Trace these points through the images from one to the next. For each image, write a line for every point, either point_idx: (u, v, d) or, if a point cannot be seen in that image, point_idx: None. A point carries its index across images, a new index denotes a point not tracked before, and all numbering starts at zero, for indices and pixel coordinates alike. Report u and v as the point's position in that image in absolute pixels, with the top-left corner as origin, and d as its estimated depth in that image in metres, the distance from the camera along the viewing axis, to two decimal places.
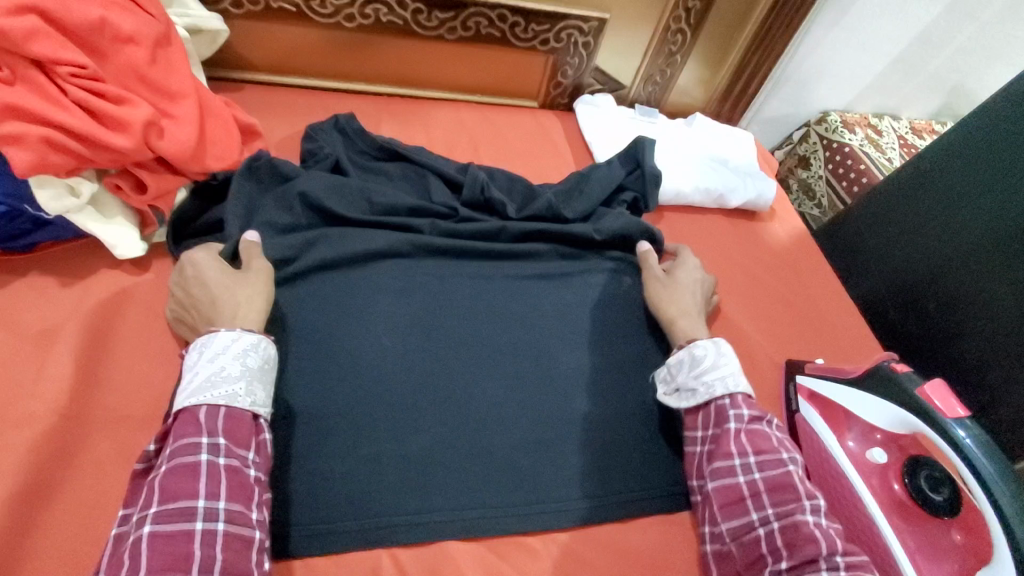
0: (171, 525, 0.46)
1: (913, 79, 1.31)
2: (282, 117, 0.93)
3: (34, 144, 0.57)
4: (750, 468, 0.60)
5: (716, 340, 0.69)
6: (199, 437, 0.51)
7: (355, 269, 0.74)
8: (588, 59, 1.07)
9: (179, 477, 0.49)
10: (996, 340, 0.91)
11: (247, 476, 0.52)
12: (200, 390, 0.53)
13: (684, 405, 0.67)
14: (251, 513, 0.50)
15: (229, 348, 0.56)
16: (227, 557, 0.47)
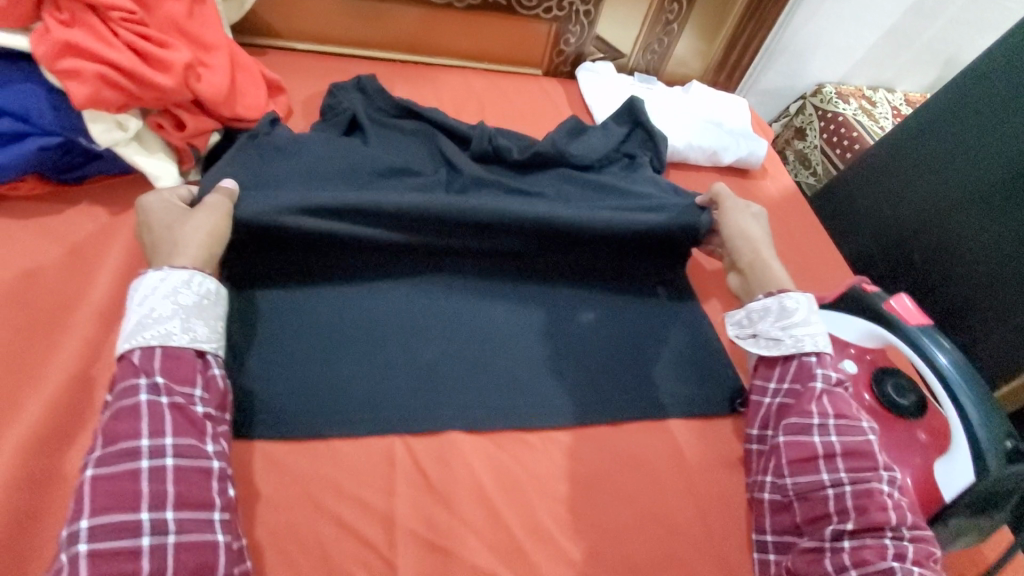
0: (115, 466, 0.50)
1: (907, 51, 1.36)
2: (303, 77, 1.01)
3: (89, 79, 0.64)
4: (829, 430, 0.62)
5: (808, 297, 0.70)
6: (136, 378, 0.54)
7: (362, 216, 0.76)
8: (589, 27, 1.14)
9: (122, 419, 0.52)
10: (976, 284, 0.96)
11: (192, 412, 0.55)
12: (129, 333, 0.56)
13: (764, 354, 0.69)
14: (197, 450, 0.54)
15: (157, 289, 0.58)
16: (180, 488, 0.51)
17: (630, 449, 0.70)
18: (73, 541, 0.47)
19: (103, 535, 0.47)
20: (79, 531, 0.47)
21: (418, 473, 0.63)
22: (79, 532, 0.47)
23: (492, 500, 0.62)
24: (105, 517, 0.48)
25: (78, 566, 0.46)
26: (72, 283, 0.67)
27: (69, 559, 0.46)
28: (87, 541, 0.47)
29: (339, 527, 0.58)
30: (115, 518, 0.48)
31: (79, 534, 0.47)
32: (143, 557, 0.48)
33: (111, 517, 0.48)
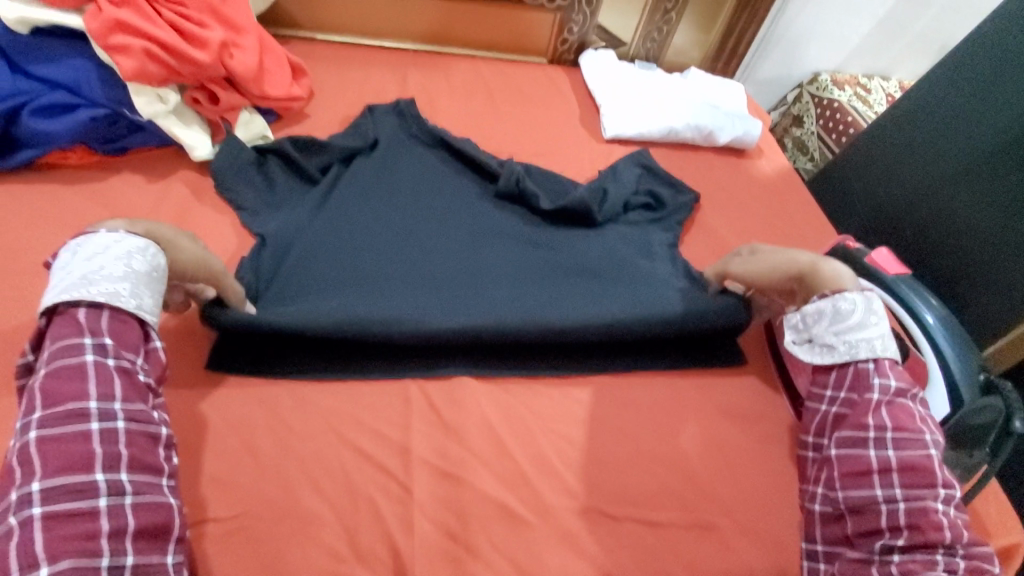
0: (60, 428, 0.49)
1: (901, 39, 1.41)
2: (324, 63, 1.08)
3: (136, 54, 0.72)
4: (885, 444, 0.59)
5: (869, 296, 0.64)
6: (80, 337, 0.52)
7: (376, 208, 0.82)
8: (591, 16, 1.20)
9: (62, 380, 0.50)
10: (967, 254, 1.00)
11: (134, 379, 0.54)
12: (71, 287, 0.54)
13: (818, 362, 0.65)
14: (137, 417, 0.52)
15: (110, 249, 0.56)
16: (133, 451, 0.51)
17: (632, 396, 0.73)
18: (23, 505, 0.46)
19: (59, 498, 0.47)
20: (30, 495, 0.46)
21: (431, 411, 0.67)
22: (32, 495, 0.46)
23: (500, 435, 0.66)
24: (59, 479, 0.47)
25: (35, 529, 0.45)
26: None
27: (20, 523, 0.45)
28: (42, 503, 0.46)
29: (358, 454, 0.63)
30: (71, 479, 0.47)
31: (30, 498, 0.46)
32: (100, 518, 0.47)
33: (68, 478, 0.47)
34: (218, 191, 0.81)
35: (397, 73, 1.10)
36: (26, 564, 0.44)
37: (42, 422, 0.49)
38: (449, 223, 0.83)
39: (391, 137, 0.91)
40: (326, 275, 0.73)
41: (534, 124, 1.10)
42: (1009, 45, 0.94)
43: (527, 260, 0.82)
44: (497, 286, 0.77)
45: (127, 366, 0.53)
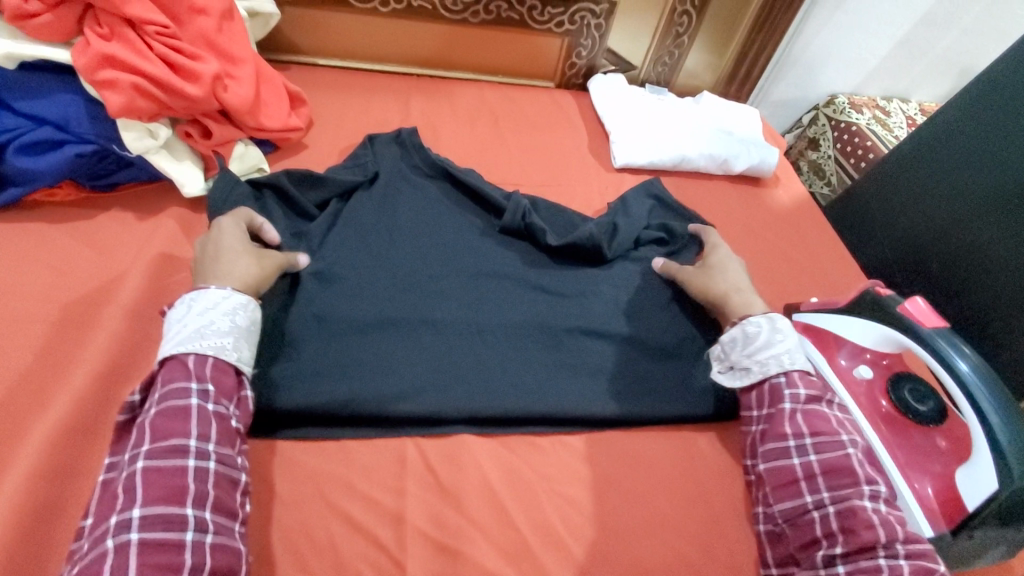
0: (164, 460, 0.51)
1: (921, 61, 1.36)
2: (324, 89, 1.05)
3: (124, 89, 0.68)
4: (806, 450, 0.62)
5: (771, 317, 0.70)
6: (188, 382, 0.55)
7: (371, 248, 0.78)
8: (601, 40, 1.16)
9: (169, 418, 0.53)
10: (998, 293, 0.93)
11: (227, 423, 0.55)
12: (187, 339, 0.57)
13: (735, 385, 0.69)
14: (228, 458, 0.54)
15: (219, 304, 0.60)
16: (218, 493, 0.52)
17: (643, 453, 0.69)
18: (121, 529, 0.47)
19: (154, 527, 0.47)
20: (132, 517, 0.47)
21: (427, 472, 0.62)
22: (133, 519, 0.47)
23: (501, 500, 0.62)
24: (160, 507, 0.48)
25: (132, 553, 0.46)
26: (101, 283, 0.71)
27: (117, 546, 0.46)
28: (140, 528, 0.47)
29: (348, 523, 0.58)
30: (166, 509, 0.48)
31: (133, 519, 0.47)
32: (186, 551, 0.47)
33: (165, 508, 0.48)
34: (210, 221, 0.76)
35: (400, 100, 1.07)
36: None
37: (151, 453, 0.51)
38: (451, 264, 0.79)
39: (392, 167, 0.88)
40: (320, 320, 0.70)
41: (540, 151, 1.06)
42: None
43: (530, 305, 0.78)
44: (499, 334, 0.74)
45: (226, 410, 0.56)
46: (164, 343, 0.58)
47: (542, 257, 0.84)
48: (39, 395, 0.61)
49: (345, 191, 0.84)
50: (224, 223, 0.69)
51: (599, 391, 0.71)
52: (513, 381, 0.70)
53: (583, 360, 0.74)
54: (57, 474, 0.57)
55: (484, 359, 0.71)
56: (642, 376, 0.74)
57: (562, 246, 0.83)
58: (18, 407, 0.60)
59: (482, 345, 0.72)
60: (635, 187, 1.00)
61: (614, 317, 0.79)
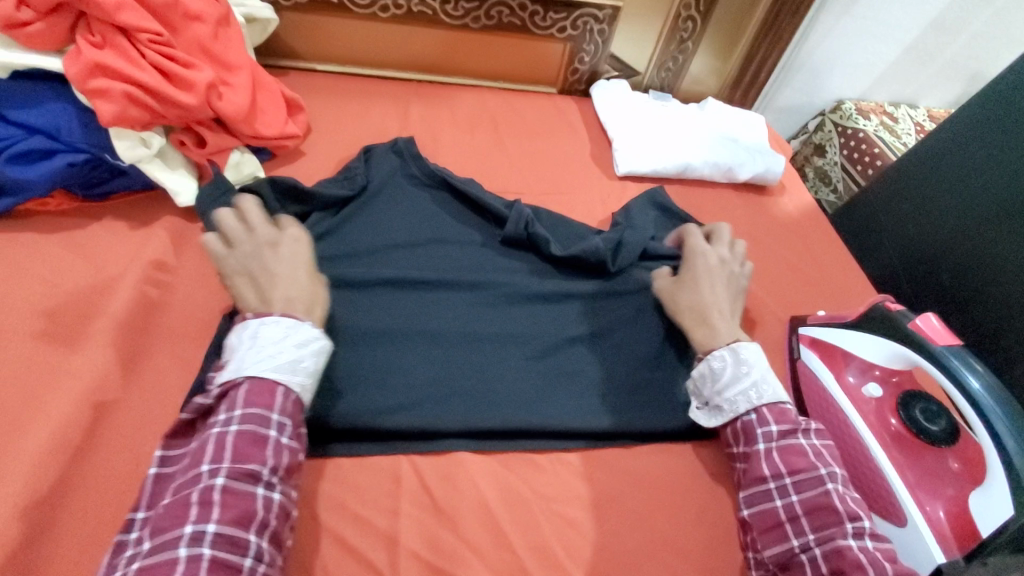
0: (239, 482, 0.50)
1: (930, 67, 1.34)
2: (323, 95, 1.04)
3: (116, 98, 0.67)
4: (787, 491, 0.59)
5: (734, 348, 0.67)
6: (270, 413, 0.54)
7: (364, 260, 0.78)
8: (604, 45, 1.14)
9: (250, 442, 0.52)
10: (1009, 306, 0.90)
11: (294, 458, 0.55)
12: (280, 370, 0.56)
13: (712, 424, 0.67)
14: (289, 492, 0.54)
15: (313, 343, 0.59)
16: (277, 524, 0.51)
17: (646, 473, 0.67)
18: (194, 541, 0.47)
19: (223, 547, 0.47)
20: (205, 532, 0.47)
21: (424, 492, 0.61)
22: (206, 533, 0.47)
23: (499, 524, 0.60)
24: (230, 530, 0.48)
25: (201, 567, 0.46)
26: (92, 295, 0.69)
27: (187, 557, 0.46)
28: (212, 544, 0.47)
29: (341, 546, 0.56)
30: (235, 532, 0.48)
31: (206, 535, 0.47)
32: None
33: (234, 530, 0.48)
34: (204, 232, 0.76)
35: (399, 107, 1.05)
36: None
37: (227, 474, 0.50)
38: (449, 274, 0.78)
39: (384, 178, 0.88)
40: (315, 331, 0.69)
41: (542, 159, 1.04)
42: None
43: (527, 315, 0.76)
44: (497, 346, 0.72)
45: (295, 445, 0.55)
46: (249, 362, 0.56)
47: (545, 268, 0.83)
48: (25, 410, 0.60)
49: (330, 205, 0.82)
50: (299, 244, 0.69)
51: (598, 405, 0.70)
52: (509, 394, 0.68)
53: (582, 373, 0.72)
54: (44, 493, 0.55)
55: (480, 372, 0.69)
56: (642, 388, 0.73)
57: (568, 257, 0.81)
58: (4, 422, 0.59)
59: (479, 357, 0.71)
60: (637, 196, 0.98)
61: (615, 328, 0.77)
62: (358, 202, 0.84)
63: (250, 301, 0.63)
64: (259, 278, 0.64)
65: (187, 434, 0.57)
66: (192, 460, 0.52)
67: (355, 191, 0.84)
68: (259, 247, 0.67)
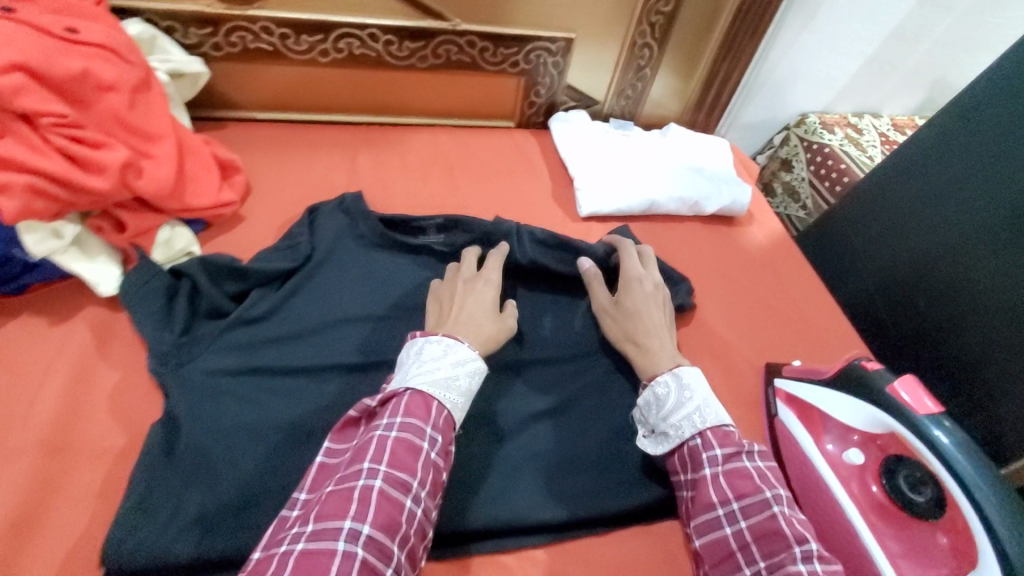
0: (391, 488, 0.53)
1: (893, 76, 1.33)
2: (263, 150, 0.97)
3: (19, 192, 0.61)
4: (735, 517, 0.57)
5: (676, 373, 0.67)
6: (424, 427, 0.58)
7: (307, 341, 0.74)
8: (560, 77, 1.10)
9: (404, 451, 0.55)
10: (987, 338, 0.88)
11: (438, 476, 0.58)
12: (437, 385, 0.61)
13: (660, 451, 0.65)
14: (429, 512, 0.56)
15: (465, 363, 0.64)
16: (414, 540, 0.53)
17: (620, 562, 0.64)
18: (350, 538, 0.49)
19: (372, 551, 0.49)
20: (359, 532, 0.50)
21: None
22: (361, 533, 0.49)
23: None
24: (379, 536, 0.50)
25: (354, 566, 0.48)
26: (7, 409, 0.63)
27: (343, 552, 0.48)
28: (364, 547, 0.49)
29: None
30: (382, 538, 0.50)
31: (360, 535, 0.49)
32: None
33: (382, 536, 0.50)
34: (129, 316, 0.70)
35: (346, 157, 0.99)
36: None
37: (384, 478, 0.53)
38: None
39: (332, 243, 0.83)
40: (256, 428, 0.65)
41: (500, 203, 0.99)
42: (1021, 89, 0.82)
43: (485, 393, 0.73)
44: (460, 431, 0.69)
45: (441, 464, 0.58)
46: (413, 373, 0.62)
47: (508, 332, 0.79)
48: None
49: (271, 279, 0.77)
50: (487, 280, 0.76)
51: (566, 488, 0.67)
52: (473, 490, 0.65)
53: (550, 450, 0.70)
54: None
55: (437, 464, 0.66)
56: (610, 463, 0.70)
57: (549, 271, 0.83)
58: None
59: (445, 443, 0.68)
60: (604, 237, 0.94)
61: (582, 396, 0.75)
62: (304, 273, 0.79)
63: (430, 320, 0.73)
64: (442, 306, 0.73)
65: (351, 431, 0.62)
66: (356, 456, 0.56)
67: (301, 262, 0.79)
68: (467, 283, 0.76)
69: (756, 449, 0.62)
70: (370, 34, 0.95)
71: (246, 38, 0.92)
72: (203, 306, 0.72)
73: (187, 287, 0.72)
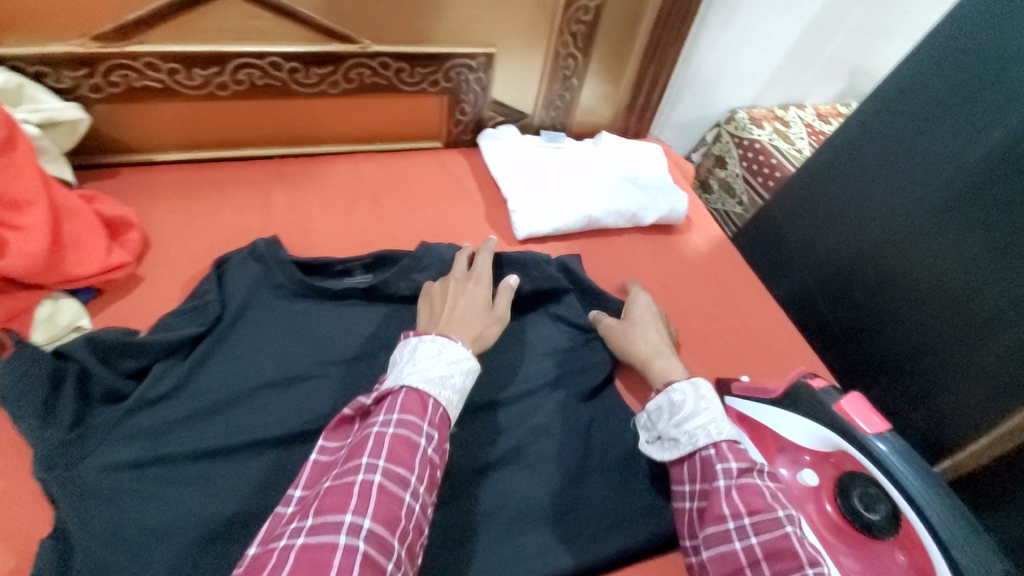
0: (390, 483, 0.51)
1: (813, 68, 1.35)
2: (163, 197, 0.88)
3: None
4: (746, 532, 0.54)
5: (694, 383, 0.65)
6: (421, 423, 0.56)
7: (222, 416, 0.67)
8: (484, 93, 1.05)
9: (401, 447, 0.53)
10: (925, 329, 0.90)
11: (434, 473, 0.56)
12: (433, 383, 0.59)
13: (667, 457, 0.62)
14: (427, 507, 0.54)
15: (461, 361, 0.62)
16: (412, 538, 0.51)
17: None
18: (351, 532, 0.47)
19: (374, 546, 0.47)
20: (360, 526, 0.48)
21: None
22: (362, 528, 0.48)
23: None
24: (380, 530, 0.48)
25: (355, 561, 0.46)
26: None
27: (344, 546, 0.46)
28: (366, 540, 0.47)
29: None
30: (383, 533, 0.48)
31: (361, 529, 0.48)
32: None
33: (383, 531, 0.49)
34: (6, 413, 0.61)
35: (259, 198, 0.91)
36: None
37: (383, 473, 0.51)
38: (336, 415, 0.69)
39: (245, 299, 0.75)
40: (164, 532, 0.57)
41: (432, 233, 0.94)
42: (937, 85, 0.84)
43: None
44: None
45: (437, 461, 0.56)
46: (407, 372, 0.60)
47: None
48: None
49: (171, 350, 0.69)
50: (479, 278, 0.78)
51: (517, 546, 0.63)
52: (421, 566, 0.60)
53: (500, 506, 0.65)
54: None
55: None
56: (562, 512, 0.66)
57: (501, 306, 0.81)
58: None
59: None
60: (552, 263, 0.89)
61: (532, 440, 0.71)
62: (214, 337, 0.71)
63: (423, 318, 0.73)
64: (435, 304, 0.74)
65: (345, 427, 0.61)
66: (352, 452, 0.54)
67: (209, 324, 0.72)
68: (459, 283, 0.77)
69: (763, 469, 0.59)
70: (272, 63, 0.87)
71: (131, 76, 0.82)
72: (98, 391, 0.65)
73: (75, 371, 0.64)
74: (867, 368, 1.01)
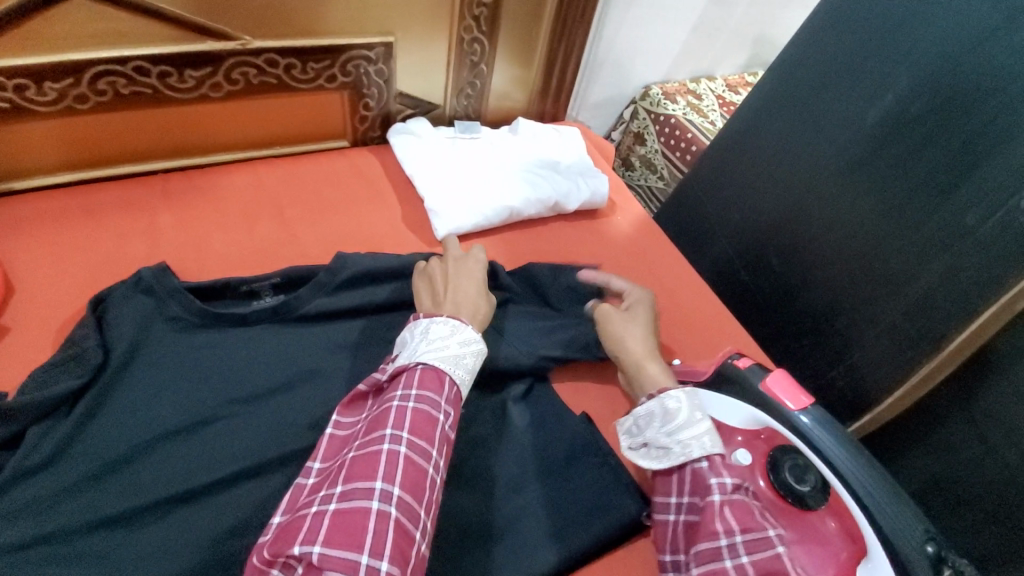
0: (414, 454, 0.51)
1: (720, 39, 1.37)
2: (25, 231, 0.77)
3: None
4: (738, 550, 0.52)
5: (688, 393, 0.65)
6: (439, 399, 0.55)
7: (121, 475, 0.60)
8: (387, 85, 0.99)
9: (423, 421, 0.53)
10: (836, 288, 0.93)
11: (450, 448, 0.56)
12: (447, 361, 0.59)
13: (656, 467, 0.61)
14: (445, 480, 0.54)
15: (471, 342, 0.63)
16: (434, 511, 0.51)
17: None
18: (383, 498, 0.47)
19: (404, 513, 0.47)
20: (391, 493, 0.48)
21: None
22: (393, 494, 0.48)
23: None
24: (408, 498, 0.48)
25: (389, 526, 0.46)
26: None
27: (377, 512, 0.46)
28: (398, 507, 0.47)
29: None
30: (412, 501, 0.48)
31: (392, 495, 0.48)
32: (413, 547, 0.47)
33: (412, 498, 0.48)
34: None
35: (144, 220, 0.82)
36: (374, 551, 0.44)
37: (407, 445, 0.51)
38: (252, 455, 0.63)
39: (137, 341, 0.67)
40: None
41: (345, 240, 0.88)
42: (833, 53, 0.86)
43: None
44: None
45: (452, 436, 0.56)
46: (423, 350, 0.59)
47: None
48: None
49: (46, 412, 0.61)
50: (476, 262, 0.77)
51: (461, 568, 0.60)
52: None
53: (441, 527, 0.62)
54: None
55: None
56: (506, 527, 0.63)
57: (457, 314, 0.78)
58: None
59: None
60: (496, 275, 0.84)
61: (468, 451, 0.68)
62: (102, 388, 0.63)
63: (425, 302, 0.71)
64: (436, 287, 0.72)
65: (359, 403, 0.60)
66: (372, 425, 0.53)
67: (92, 374, 0.63)
68: (456, 265, 0.76)
69: (750, 486, 0.60)
70: (138, 68, 0.77)
71: None
72: None
73: None
74: (788, 332, 1.03)
